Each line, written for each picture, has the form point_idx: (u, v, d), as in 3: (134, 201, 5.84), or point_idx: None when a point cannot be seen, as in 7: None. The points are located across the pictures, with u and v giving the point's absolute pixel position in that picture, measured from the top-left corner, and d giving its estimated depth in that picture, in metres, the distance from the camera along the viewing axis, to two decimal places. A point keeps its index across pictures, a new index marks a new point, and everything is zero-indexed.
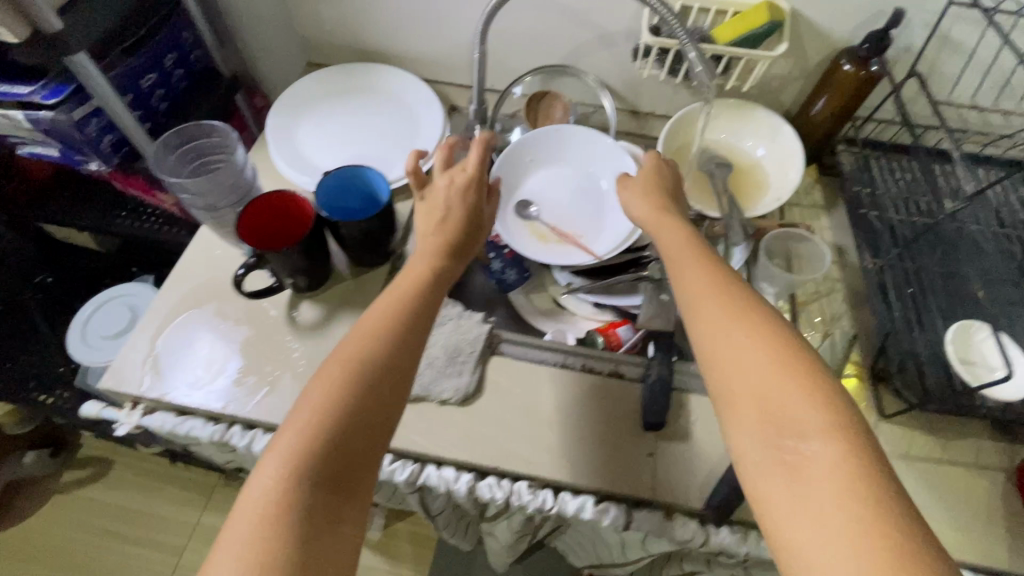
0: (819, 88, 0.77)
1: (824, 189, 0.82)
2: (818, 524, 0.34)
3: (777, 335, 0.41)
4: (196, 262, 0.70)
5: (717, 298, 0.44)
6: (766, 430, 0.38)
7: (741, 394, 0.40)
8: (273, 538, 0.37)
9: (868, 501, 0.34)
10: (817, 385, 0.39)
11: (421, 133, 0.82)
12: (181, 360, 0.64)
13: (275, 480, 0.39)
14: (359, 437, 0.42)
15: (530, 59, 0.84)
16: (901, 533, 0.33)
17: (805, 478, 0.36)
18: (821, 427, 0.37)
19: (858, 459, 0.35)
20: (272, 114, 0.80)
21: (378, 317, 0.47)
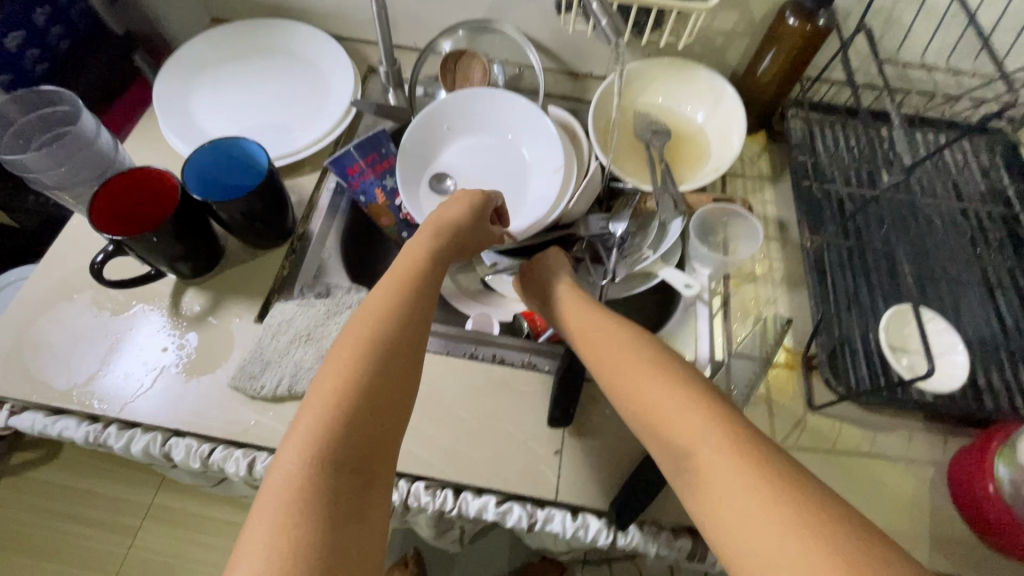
0: (764, 46, 0.69)
1: (770, 158, 0.76)
2: (731, 514, 0.34)
3: (654, 360, 0.44)
4: (71, 246, 0.63)
5: (609, 337, 0.49)
6: (673, 445, 0.39)
7: (650, 412, 0.41)
8: (306, 527, 0.32)
9: (767, 474, 0.34)
10: (689, 388, 0.41)
11: (331, 97, 0.74)
12: (55, 354, 0.58)
13: (304, 457, 0.35)
14: (389, 418, 0.40)
15: (450, 13, 0.76)
16: (790, 496, 0.33)
17: (716, 486, 0.35)
18: (711, 421, 0.38)
19: (747, 442, 0.36)
20: (161, 77, 0.72)
21: (370, 305, 0.45)
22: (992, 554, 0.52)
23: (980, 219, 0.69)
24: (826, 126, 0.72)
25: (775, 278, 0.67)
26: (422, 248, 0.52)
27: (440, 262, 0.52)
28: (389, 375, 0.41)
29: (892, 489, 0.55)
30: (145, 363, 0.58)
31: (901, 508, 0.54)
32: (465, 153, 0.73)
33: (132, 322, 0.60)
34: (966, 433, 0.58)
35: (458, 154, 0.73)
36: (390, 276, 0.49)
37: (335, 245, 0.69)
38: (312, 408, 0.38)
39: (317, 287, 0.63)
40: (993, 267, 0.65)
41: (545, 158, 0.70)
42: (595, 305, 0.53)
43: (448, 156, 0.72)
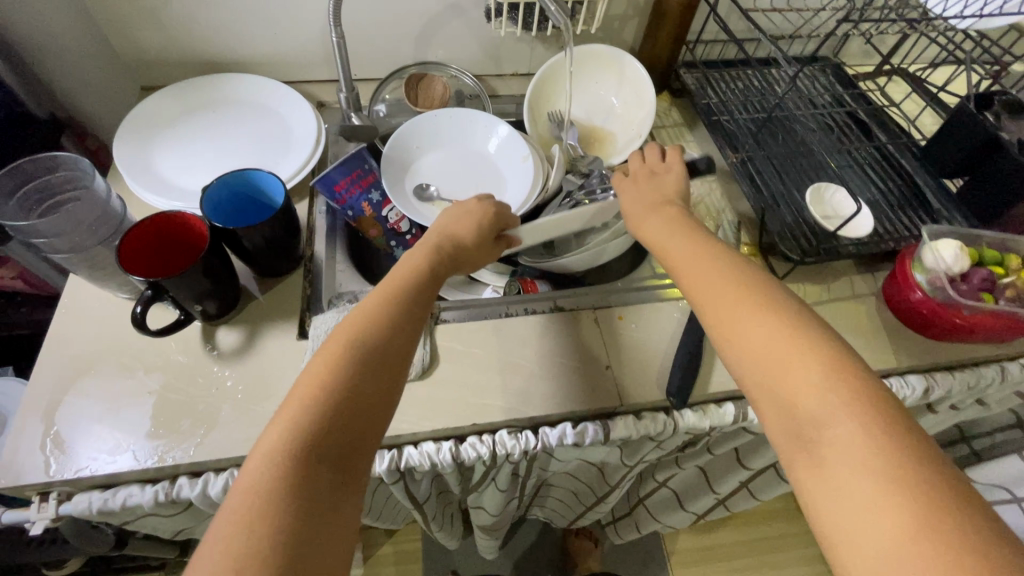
0: (652, 21, 0.86)
1: (678, 109, 0.92)
2: (840, 481, 0.35)
3: (787, 315, 0.42)
4: (74, 320, 0.60)
5: (724, 280, 0.46)
6: (789, 399, 0.39)
7: (759, 364, 0.41)
8: (264, 537, 0.35)
9: (898, 457, 0.34)
10: (832, 356, 0.39)
11: (296, 134, 0.78)
12: (94, 427, 0.55)
13: (264, 472, 0.37)
14: (365, 437, 0.42)
15: (386, 39, 0.84)
16: (920, 482, 0.33)
17: (832, 451, 0.36)
18: (845, 391, 0.37)
19: (880, 423, 0.36)
20: (116, 142, 0.71)
21: (348, 327, 0.46)
22: (931, 342, 0.70)
23: (837, 120, 0.91)
24: (712, 75, 0.91)
25: (716, 195, 0.82)
26: (408, 266, 0.53)
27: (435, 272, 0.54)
28: (363, 404, 0.42)
29: (853, 320, 0.71)
30: (198, 408, 0.57)
31: (862, 332, 0.70)
32: (440, 165, 0.80)
33: (171, 373, 0.59)
34: (884, 268, 0.76)
35: (434, 168, 0.80)
36: (379, 293, 0.49)
37: (344, 260, 0.73)
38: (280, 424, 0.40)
39: (346, 293, 0.67)
40: (858, 150, 0.86)
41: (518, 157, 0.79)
42: (710, 250, 0.50)
43: (425, 171, 0.79)
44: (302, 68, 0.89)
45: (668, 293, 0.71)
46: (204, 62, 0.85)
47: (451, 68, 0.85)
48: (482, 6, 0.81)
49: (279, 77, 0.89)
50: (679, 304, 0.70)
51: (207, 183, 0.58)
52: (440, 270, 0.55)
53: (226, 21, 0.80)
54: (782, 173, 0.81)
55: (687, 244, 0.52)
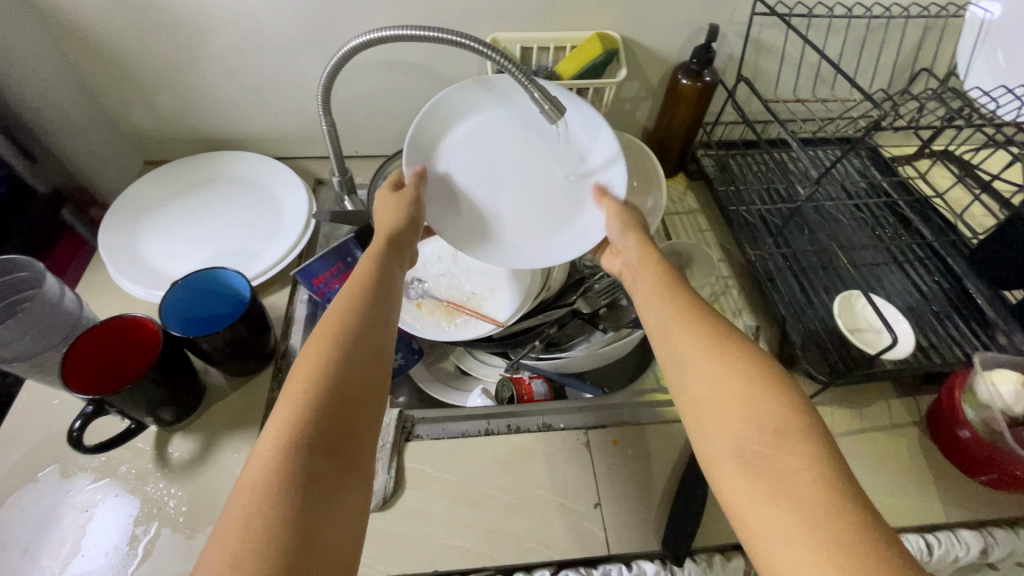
0: (665, 104, 0.81)
1: (694, 194, 0.86)
2: (783, 511, 0.32)
3: (742, 345, 0.40)
4: (27, 421, 0.58)
5: (685, 311, 0.44)
6: (745, 427, 0.36)
7: (716, 395, 0.38)
8: (252, 537, 0.31)
9: (836, 487, 0.32)
10: (785, 386, 0.37)
11: (285, 213, 0.76)
12: (19, 549, 0.50)
13: (269, 453, 0.35)
14: (350, 424, 0.38)
15: (386, 120, 0.82)
16: (849, 529, 0.30)
17: (782, 479, 0.33)
18: (794, 416, 0.35)
19: (828, 452, 0.34)
20: (106, 226, 0.71)
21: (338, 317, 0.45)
22: (988, 490, 0.59)
23: (872, 211, 0.82)
24: (732, 159, 0.85)
25: (733, 294, 0.75)
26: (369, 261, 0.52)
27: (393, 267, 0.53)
28: (352, 384, 0.40)
29: (891, 454, 0.61)
30: (135, 531, 0.52)
31: (901, 470, 0.60)
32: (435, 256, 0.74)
33: (114, 487, 0.54)
34: (927, 390, 0.66)
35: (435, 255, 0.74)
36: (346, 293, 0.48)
37: None
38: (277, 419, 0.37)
39: None
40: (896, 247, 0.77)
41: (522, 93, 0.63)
42: (676, 283, 0.48)
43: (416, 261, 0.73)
44: (302, 145, 0.87)
45: (671, 413, 0.62)
46: (206, 139, 0.85)
47: None
48: None
49: (281, 153, 0.88)
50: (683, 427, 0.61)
51: (172, 283, 0.54)
52: (397, 265, 0.54)
53: (226, 101, 0.80)
54: (809, 275, 0.73)
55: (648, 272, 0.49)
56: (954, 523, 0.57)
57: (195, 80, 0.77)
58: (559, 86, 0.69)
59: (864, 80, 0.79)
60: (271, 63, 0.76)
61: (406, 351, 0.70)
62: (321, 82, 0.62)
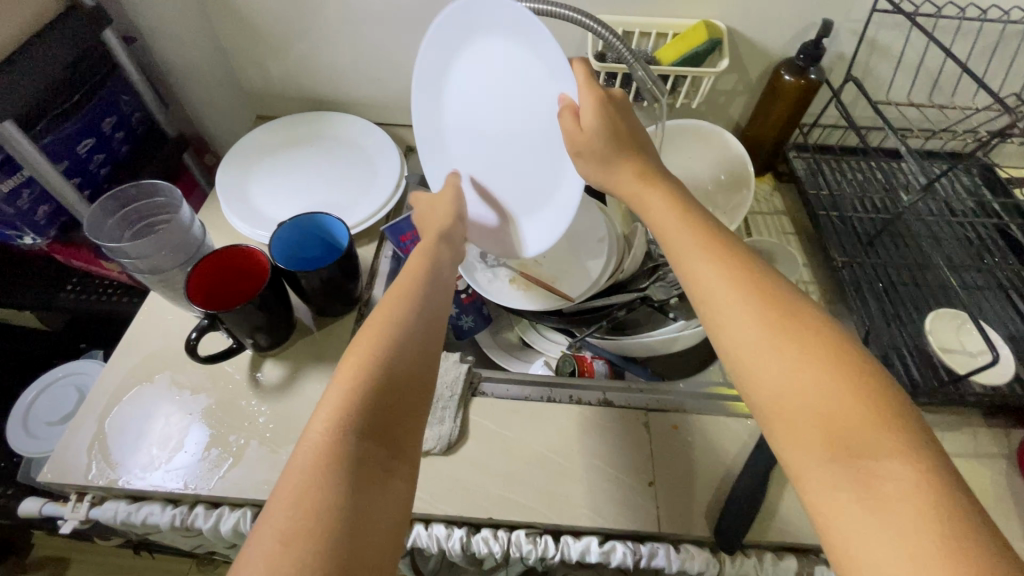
0: (764, 100, 0.79)
1: (781, 196, 0.84)
2: (884, 546, 0.29)
3: (827, 346, 0.35)
4: (148, 330, 0.65)
5: (752, 301, 0.38)
6: (828, 450, 0.32)
7: (795, 410, 0.34)
8: (315, 524, 0.32)
9: (945, 521, 0.29)
10: (876, 402, 0.33)
11: (377, 174, 0.80)
12: (134, 439, 0.57)
13: (322, 445, 0.36)
14: (399, 416, 0.39)
15: None
16: (963, 559, 0.28)
17: (882, 505, 0.30)
18: (889, 438, 0.32)
19: (932, 477, 0.30)
20: (223, 170, 0.79)
21: (383, 318, 0.44)
22: None
23: (978, 232, 0.77)
24: (826, 163, 0.82)
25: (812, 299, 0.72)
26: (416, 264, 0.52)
27: (438, 271, 0.53)
28: (403, 371, 0.41)
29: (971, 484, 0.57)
30: (228, 438, 0.57)
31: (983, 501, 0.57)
32: None
33: (213, 398, 0.60)
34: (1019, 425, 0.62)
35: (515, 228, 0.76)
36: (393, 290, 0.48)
37: None
38: (328, 410, 0.37)
39: None
40: (1002, 272, 0.72)
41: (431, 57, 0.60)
42: (733, 251, 0.41)
43: None
44: (396, 111, 0.92)
45: (736, 408, 0.62)
46: (310, 100, 0.91)
47: None
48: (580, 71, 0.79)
49: (375, 118, 0.93)
50: (748, 423, 0.60)
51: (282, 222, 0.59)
52: (443, 255, 0.54)
53: (333, 64, 0.85)
54: (899, 289, 0.69)
55: (695, 249, 0.41)
56: None
57: (309, 43, 0.82)
58: (658, 72, 0.68)
59: (989, 90, 0.74)
60: (382, 32, 0.80)
61: (477, 315, 0.74)
62: None
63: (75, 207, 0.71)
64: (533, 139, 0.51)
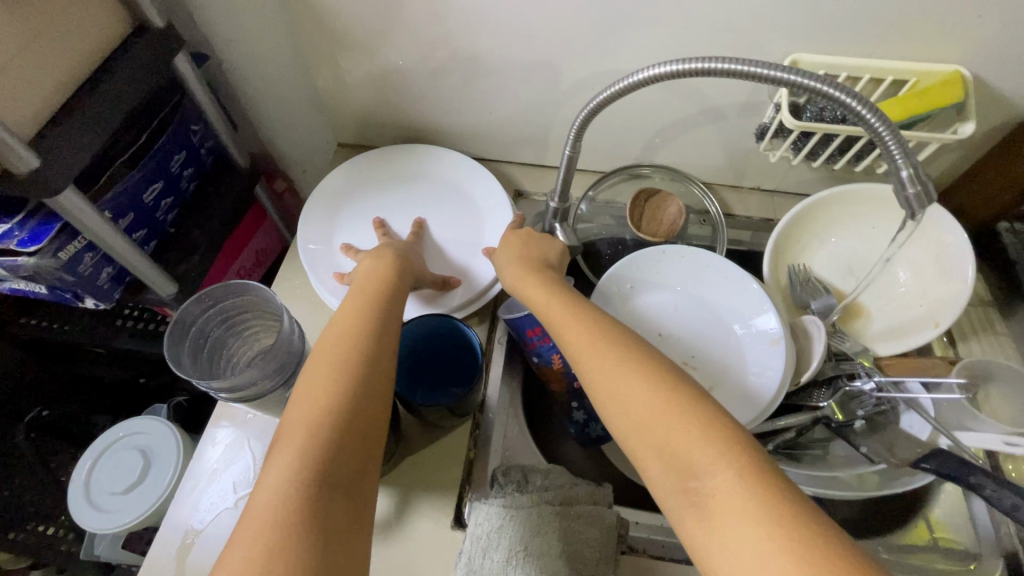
0: (990, 163, 0.61)
1: (987, 280, 0.66)
2: (722, 556, 0.32)
3: (661, 376, 0.40)
4: (230, 433, 0.55)
5: (597, 343, 0.44)
6: (668, 474, 0.36)
7: (637, 440, 0.38)
8: (290, 561, 0.31)
9: (783, 527, 0.31)
10: (703, 420, 0.37)
11: (488, 234, 0.67)
12: None
13: (279, 489, 0.34)
14: (369, 439, 0.38)
15: (615, 135, 0.69)
16: (815, 557, 0.30)
17: (727, 517, 0.33)
18: (714, 453, 0.35)
19: (749, 484, 0.33)
20: (306, 221, 0.67)
21: (348, 308, 0.47)
22: None
23: None
24: None
25: None
26: (382, 271, 0.53)
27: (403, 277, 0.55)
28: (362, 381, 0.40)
29: None
30: None
31: None
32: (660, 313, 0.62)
33: None
34: None
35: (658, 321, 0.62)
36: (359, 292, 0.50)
37: (517, 410, 0.60)
38: (305, 401, 0.38)
39: (514, 476, 0.52)
40: None
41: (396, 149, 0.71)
42: (581, 308, 0.48)
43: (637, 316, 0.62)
44: (503, 148, 0.77)
45: None
46: (401, 130, 0.77)
47: (696, 188, 0.70)
48: (751, 117, 0.63)
49: (474, 153, 0.78)
50: None
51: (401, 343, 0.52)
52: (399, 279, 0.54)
53: (434, 93, 0.70)
54: None
55: (558, 309, 0.48)
56: None
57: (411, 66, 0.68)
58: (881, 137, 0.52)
59: None
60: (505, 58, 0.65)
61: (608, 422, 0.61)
62: (591, 104, 0.51)
63: (142, 271, 0.60)
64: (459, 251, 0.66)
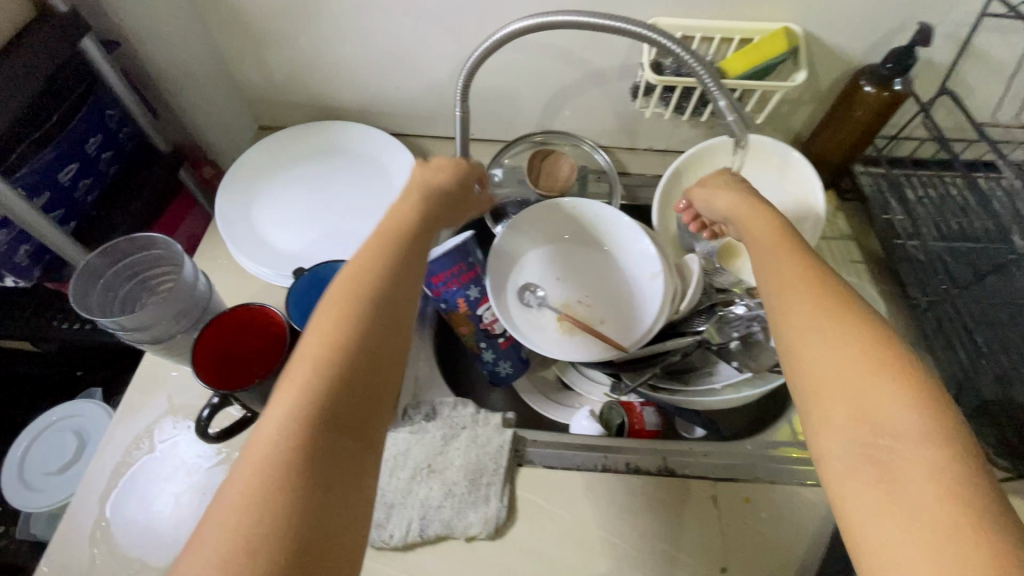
0: (836, 111, 0.69)
1: (847, 217, 0.75)
2: (889, 520, 0.30)
3: (857, 318, 0.37)
4: (152, 390, 0.58)
5: (810, 291, 0.39)
6: (852, 427, 0.33)
7: (826, 385, 0.35)
8: (269, 520, 0.29)
9: (962, 500, 0.29)
10: (903, 370, 0.34)
11: (398, 198, 0.72)
12: (145, 522, 0.51)
13: (280, 430, 0.32)
14: (377, 392, 0.35)
15: (513, 103, 0.75)
16: (958, 534, 0.28)
17: (895, 477, 0.31)
18: (902, 407, 0.33)
19: (948, 456, 0.31)
20: (222, 194, 0.70)
21: (383, 238, 0.42)
22: None
23: None
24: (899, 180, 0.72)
25: None
26: (426, 197, 0.48)
27: (435, 202, 0.49)
28: (382, 337, 0.37)
29: None
30: None
31: None
32: (553, 262, 0.68)
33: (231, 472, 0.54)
34: None
35: (557, 262, 0.68)
36: (388, 224, 0.44)
37: (429, 355, 0.65)
38: (324, 335, 0.35)
39: (423, 407, 0.57)
40: None
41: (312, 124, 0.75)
42: (792, 244, 0.44)
43: (532, 266, 0.67)
44: (415, 122, 0.82)
45: (811, 475, 0.55)
46: (318, 110, 0.81)
47: (586, 146, 0.76)
48: (629, 79, 0.70)
49: (391, 129, 0.83)
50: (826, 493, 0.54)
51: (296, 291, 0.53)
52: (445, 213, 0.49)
53: (343, 72, 0.75)
54: None
55: (774, 247, 0.45)
56: None
57: (318, 47, 0.72)
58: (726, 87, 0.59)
59: None
60: (403, 34, 0.69)
61: (516, 360, 0.68)
62: (468, 66, 0.56)
63: (60, 247, 0.63)
64: (371, 214, 0.71)
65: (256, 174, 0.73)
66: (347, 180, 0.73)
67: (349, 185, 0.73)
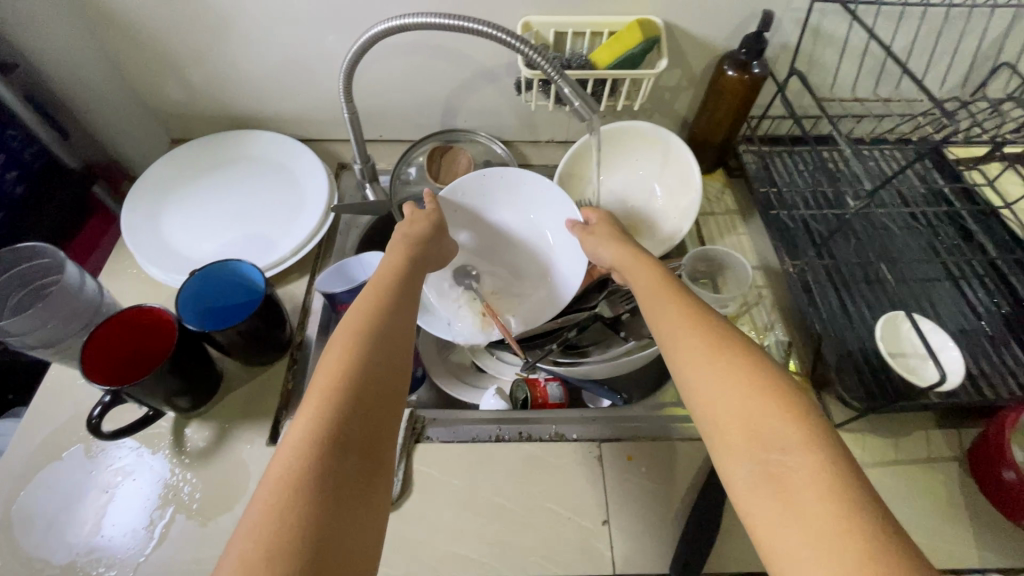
0: (708, 95, 0.75)
1: (732, 193, 0.81)
2: (787, 527, 0.33)
3: (740, 351, 0.41)
4: (58, 397, 0.60)
5: (693, 328, 0.44)
6: (749, 446, 0.36)
7: (719, 412, 0.39)
8: (293, 531, 0.31)
9: (845, 500, 0.32)
10: (783, 395, 0.38)
11: (305, 198, 0.75)
12: (48, 523, 0.52)
13: (297, 454, 0.34)
14: (383, 418, 0.39)
15: (413, 104, 0.79)
16: (850, 531, 0.31)
17: (790, 487, 0.34)
18: (790, 425, 0.36)
19: (831, 461, 0.34)
20: (130, 205, 0.72)
21: (376, 292, 0.48)
22: None
23: (930, 220, 0.75)
24: (774, 157, 0.78)
25: (766, 304, 0.70)
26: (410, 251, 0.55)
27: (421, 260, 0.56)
28: (387, 367, 0.41)
29: (920, 489, 0.57)
30: (154, 516, 0.53)
31: (936, 510, 0.56)
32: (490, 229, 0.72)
33: (134, 470, 0.56)
34: (972, 424, 0.61)
35: (495, 236, 0.73)
36: (381, 281, 0.50)
37: None
38: (331, 370, 0.40)
39: None
40: (952, 262, 0.71)
41: (223, 135, 0.79)
42: (678, 290, 0.49)
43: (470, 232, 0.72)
44: (325, 127, 0.85)
45: (691, 430, 0.60)
46: (228, 120, 0.84)
47: (479, 138, 0.80)
48: (515, 75, 0.74)
49: (303, 135, 0.86)
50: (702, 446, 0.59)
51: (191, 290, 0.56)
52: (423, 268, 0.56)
53: (246, 82, 0.78)
54: (851, 289, 0.68)
55: (658, 294, 0.49)
56: (989, 570, 0.52)
57: (219, 61, 0.75)
58: (594, 77, 0.64)
59: (933, 80, 0.71)
60: (297, 43, 0.72)
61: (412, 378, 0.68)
62: (345, 68, 0.60)
63: None
64: (279, 214, 0.73)
65: (166, 184, 0.75)
66: (256, 184, 0.76)
67: (257, 188, 0.75)
